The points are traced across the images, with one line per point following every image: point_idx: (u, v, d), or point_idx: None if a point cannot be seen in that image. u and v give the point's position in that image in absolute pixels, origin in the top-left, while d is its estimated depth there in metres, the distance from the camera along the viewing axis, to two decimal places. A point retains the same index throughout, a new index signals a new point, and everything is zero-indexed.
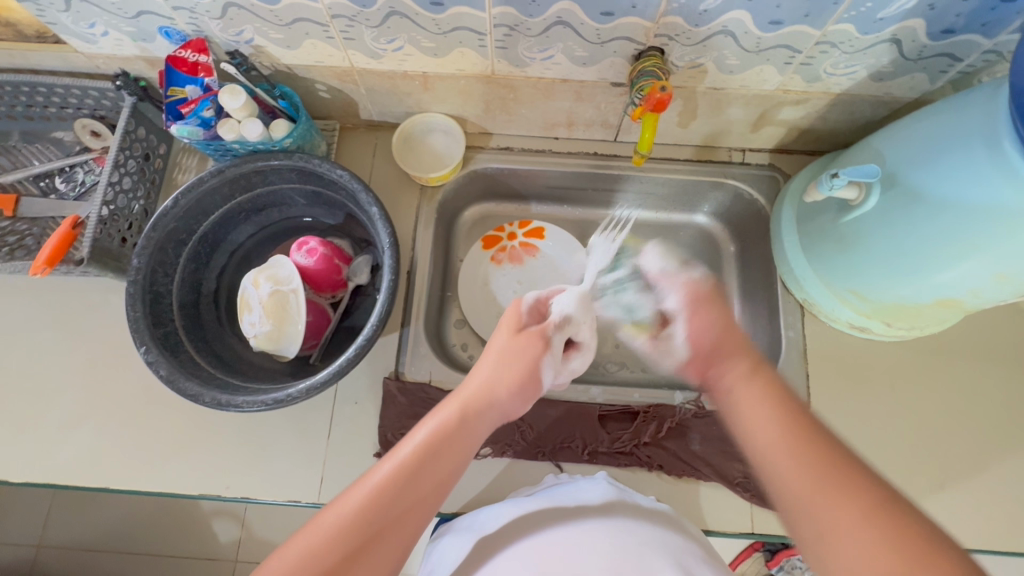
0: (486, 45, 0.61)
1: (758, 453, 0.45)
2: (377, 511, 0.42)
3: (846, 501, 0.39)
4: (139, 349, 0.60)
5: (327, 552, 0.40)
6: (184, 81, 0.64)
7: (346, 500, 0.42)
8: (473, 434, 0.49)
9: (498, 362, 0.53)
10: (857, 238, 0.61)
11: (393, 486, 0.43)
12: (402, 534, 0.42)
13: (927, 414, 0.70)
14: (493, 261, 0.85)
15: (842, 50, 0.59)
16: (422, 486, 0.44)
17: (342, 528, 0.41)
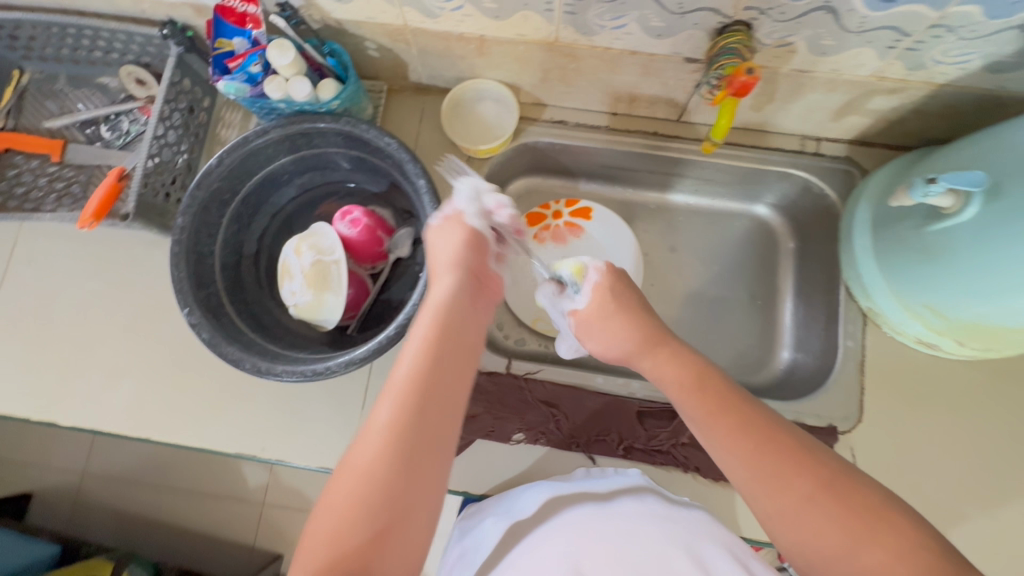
0: (554, 9, 0.56)
1: (716, 429, 0.46)
2: (416, 405, 0.41)
3: (781, 481, 0.42)
4: (183, 310, 0.59)
5: (383, 462, 0.39)
6: (232, 32, 0.61)
7: (380, 417, 0.41)
8: (468, 311, 0.50)
9: (448, 248, 0.53)
10: (945, 251, 0.55)
11: (415, 389, 0.42)
12: (447, 413, 0.43)
13: (991, 442, 0.66)
14: (535, 239, 0.81)
15: (959, 35, 0.52)
16: (443, 363, 0.44)
17: (390, 433, 0.40)
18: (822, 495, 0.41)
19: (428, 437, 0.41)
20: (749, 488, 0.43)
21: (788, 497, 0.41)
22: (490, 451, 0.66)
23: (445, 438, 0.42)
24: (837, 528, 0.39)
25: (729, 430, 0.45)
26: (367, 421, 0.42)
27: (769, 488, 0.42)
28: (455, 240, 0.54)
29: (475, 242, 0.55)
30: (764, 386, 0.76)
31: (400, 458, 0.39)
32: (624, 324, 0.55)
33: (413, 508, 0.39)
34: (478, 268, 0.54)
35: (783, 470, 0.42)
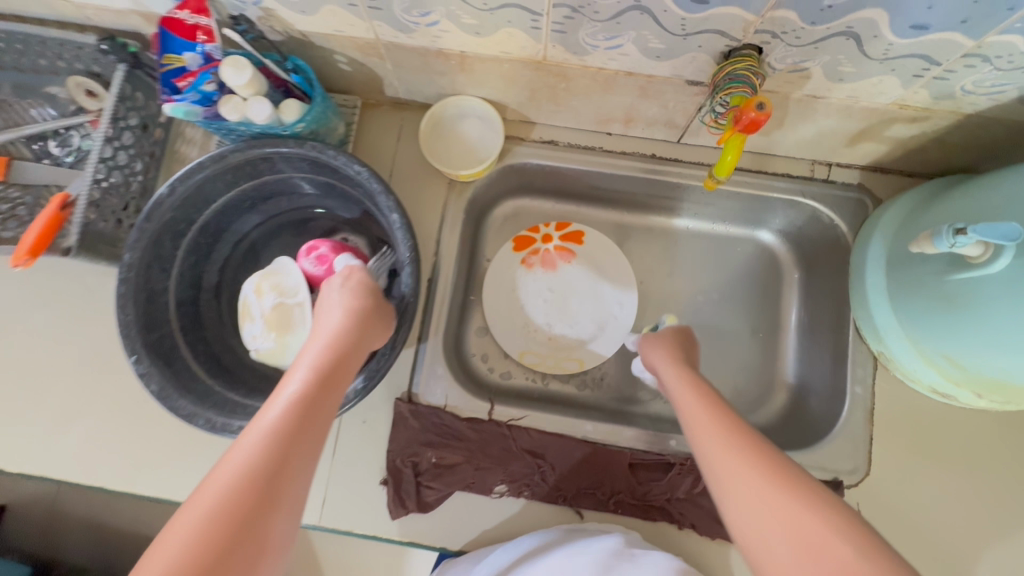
0: (541, 26, 0.50)
1: (713, 451, 0.44)
2: (273, 456, 0.36)
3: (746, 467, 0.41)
4: (130, 358, 0.54)
5: (217, 517, 0.32)
6: (180, 47, 0.54)
7: (232, 458, 0.36)
8: (352, 359, 0.47)
9: (342, 294, 0.51)
10: (968, 303, 0.50)
11: (275, 437, 0.37)
12: (310, 460, 0.38)
13: (1007, 497, 0.61)
14: (523, 264, 0.76)
15: (995, 65, 0.46)
16: (316, 412, 0.40)
17: (239, 477, 0.34)
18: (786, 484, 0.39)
19: (284, 487, 0.36)
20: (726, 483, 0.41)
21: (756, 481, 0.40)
22: (470, 503, 0.62)
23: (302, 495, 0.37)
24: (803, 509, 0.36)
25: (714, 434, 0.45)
26: (213, 470, 0.35)
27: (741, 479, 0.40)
28: (352, 288, 0.52)
29: (383, 302, 0.53)
30: (765, 428, 0.71)
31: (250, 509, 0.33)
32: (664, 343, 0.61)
33: (250, 573, 0.32)
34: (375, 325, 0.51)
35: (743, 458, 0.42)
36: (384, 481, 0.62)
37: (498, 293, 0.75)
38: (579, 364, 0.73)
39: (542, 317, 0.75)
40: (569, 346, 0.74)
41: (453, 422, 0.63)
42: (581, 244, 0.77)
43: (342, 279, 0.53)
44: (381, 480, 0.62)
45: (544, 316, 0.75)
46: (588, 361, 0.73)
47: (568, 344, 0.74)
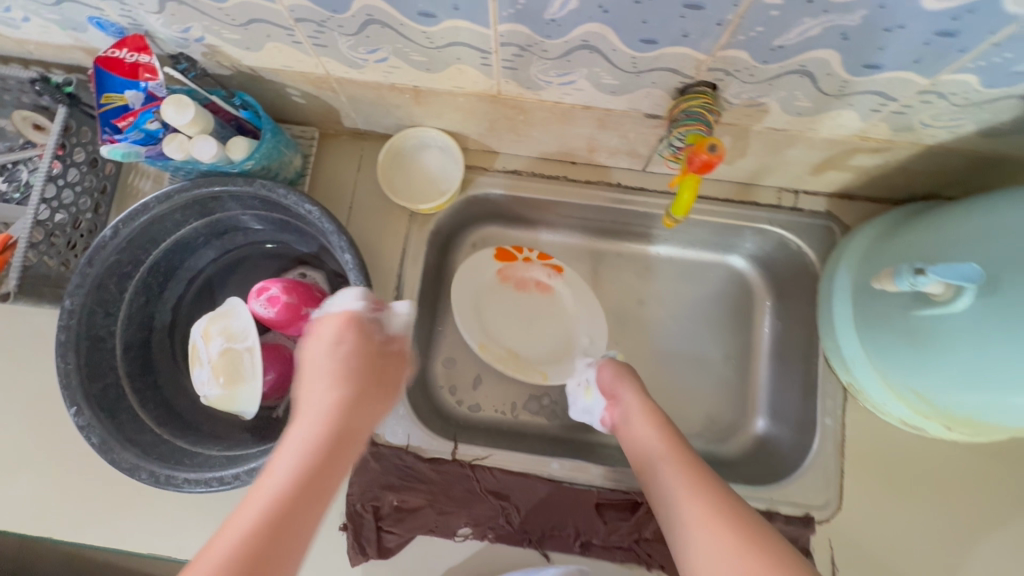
0: (491, 64, 0.48)
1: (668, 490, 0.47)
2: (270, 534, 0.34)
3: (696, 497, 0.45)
4: (70, 410, 0.52)
5: None
6: (121, 85, 0.52)
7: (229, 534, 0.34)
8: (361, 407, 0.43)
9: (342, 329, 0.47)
10: (933, 339, 0.49)
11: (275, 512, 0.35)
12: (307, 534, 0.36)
13: (982, 531, 0.60)
14: (498, 275, 0.74)
15: (951, 101, 0.45)
16: (315, 481, 0.38)
17: (235, 551, 0.33)
18: (742, 528, 0.41)
19: (287, 554, 0.35)
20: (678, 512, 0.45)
21: (708, 512, 0.43)
22: (432, 547, 0.60)
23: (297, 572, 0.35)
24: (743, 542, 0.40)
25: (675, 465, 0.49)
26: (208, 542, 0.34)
27: (696, 516, 0.44)
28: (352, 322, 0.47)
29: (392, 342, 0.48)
30: (738, 458, 0.70)
31: None
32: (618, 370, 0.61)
33: None
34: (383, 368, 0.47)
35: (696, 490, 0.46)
36: (343, 527, 0.59)
37: (465, 286, 0.72)
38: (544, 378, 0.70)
39: (511, 329, 0.73)
40: (536, 361, 0.72)
41: (416, 464, 0.60)
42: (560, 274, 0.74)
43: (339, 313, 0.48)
44: (341, 525, 0.60)
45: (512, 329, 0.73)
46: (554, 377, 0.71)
47: (534, 361, 0.72)
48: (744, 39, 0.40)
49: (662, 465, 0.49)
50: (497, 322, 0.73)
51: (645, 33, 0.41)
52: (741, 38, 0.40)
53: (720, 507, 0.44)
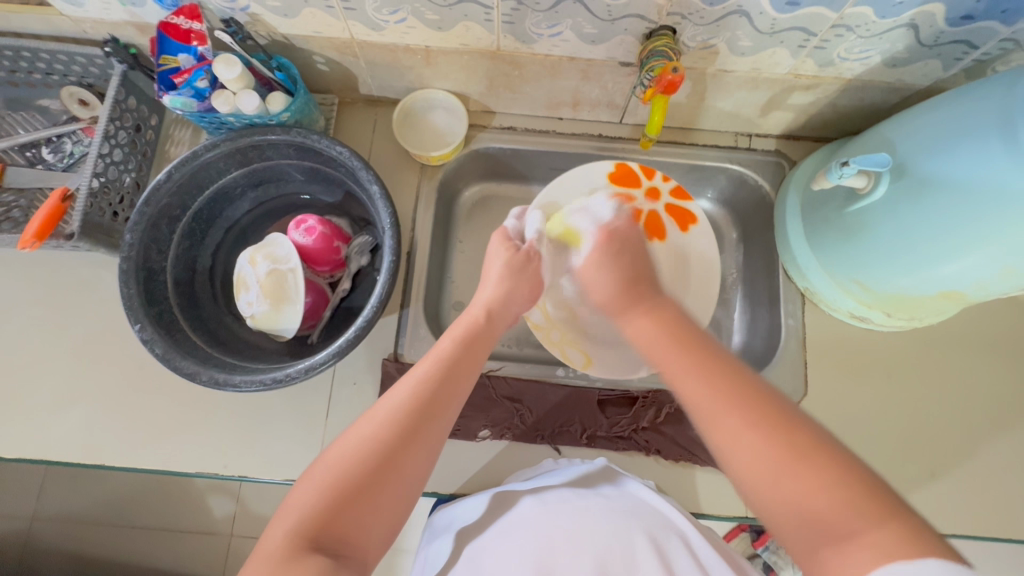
0: (493, 19, 0.59)
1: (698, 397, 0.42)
2: (404, 424, 0.44)
3: (735, 419, 0.40)
4: (134, 327, 0.58)
5: (350, 468, 0.42)
6: (176, 49, 0.61)
7: (367, 422, 0.44)
8: (482, 345, 0.53)
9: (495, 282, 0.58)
10: (863, 227, 0.60)
11: (408, 411, 0.45)
12: (437, 429, 0.46)
13: (925, 405, 0.71)
14: (612, 198, 0.72)
15: (858, 34, 0.57)
16: (444, 392, 0.47)
17: (372, 436, 0.43)
18: (774, 423, 0.39)
19: (421, 439, 0.44)
20: (723, 445, 0.40)
21: (751, 447, 0.38)
22: (456, 449, 0.67)
23: (426, 455, 0.44)
24: (820, 478, 0.36)
25: (700, 382, 0.43)
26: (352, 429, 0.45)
27: (728, 415, 0.40)
28: (506, 274, 0.59)
29: (526, 285, 0.60)
30: None
31: (378, 461, 0.42)
32: (615, 276, 0.55)
33: (377, 508, 0.41)
34: (513, 305, 0.58)
35: (736, 410, 0.40)
36: None
37: (564, 192, 0.70)
38: (584, 363, 0.68)
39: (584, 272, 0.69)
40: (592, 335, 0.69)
41: None
42: (687, 227, 0.72)
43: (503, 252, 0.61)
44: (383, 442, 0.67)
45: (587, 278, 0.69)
46: (596, 366, 0.68)
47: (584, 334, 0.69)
48: None
49: (671, 357, 0.46)
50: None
51: None
52: None
53: (747, 404, 0.40)
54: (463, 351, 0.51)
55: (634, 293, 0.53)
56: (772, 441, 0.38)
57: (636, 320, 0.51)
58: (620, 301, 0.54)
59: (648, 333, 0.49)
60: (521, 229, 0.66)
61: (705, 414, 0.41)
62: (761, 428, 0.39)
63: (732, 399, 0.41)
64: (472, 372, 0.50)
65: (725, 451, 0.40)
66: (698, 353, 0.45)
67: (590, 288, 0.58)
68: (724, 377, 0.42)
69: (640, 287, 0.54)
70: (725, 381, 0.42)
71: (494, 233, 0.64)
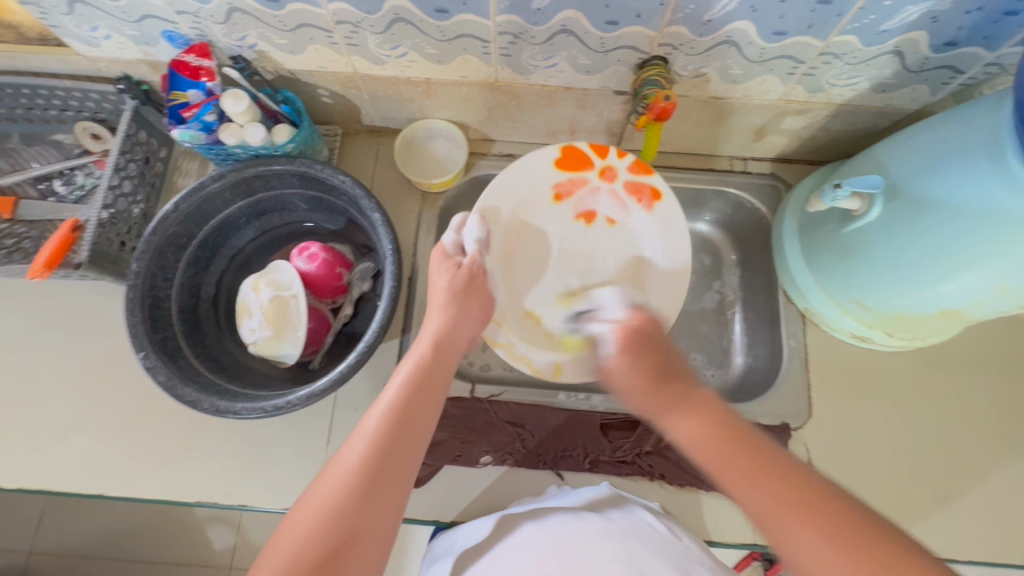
0: (491, 52, 0.61)
1: (782, 525, 0.40)
2: (360, 485, 0.43)
3: (809, 538, 0.38)
4: (138, 355, 0.58)
5: (308, 545, 0.40)
6: (186, 85, 0.64)
7: (320, 491, 0.42)
8: (437, 379, 0.50)
9: (439, 305, 0.54)
10: (860, 248, 0.61)
11: (363, 470, 0.43)
12: (396, 480, 0.44)
13: (932, 426, 0.70)
14: (557, 196, 0.65)
15: (845, 61, 0.59)
16: (398, 440, 0.45)
17: (324, 506, 0.42)
18: (869, 545, 0.37)
19: (378, 494, 0.43)
20: (805, 566, 0.38)
21: (840, 570, 0.37)
22: (458, 476, 0.67)
23: (386, 510, 0.43)
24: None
25: (773, 497, 0.40)
26: (304, 496, 0.43)
27: (834, 552, 0.37)
28: (454, 292, 0.55)
29: (472, 300, 0.56)
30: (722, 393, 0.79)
31: (334, 530, 0.41)
32: (643, 376, 0.49)
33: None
34: (465, 328, 0.55)
35: (812, 529, 0.38)
36: None
37: (517, 177, 0.65)
38: (554, 373, 0.62)
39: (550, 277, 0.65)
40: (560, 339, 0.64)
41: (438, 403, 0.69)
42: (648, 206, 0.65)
43: (451, 267, 0.56)
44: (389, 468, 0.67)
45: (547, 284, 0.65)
46: (566, 373, 0.62)
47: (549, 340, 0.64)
48: (682, 16, 0.54)
49: (746, 484, 0.42)
50: (531, 268, 0.65)
51: (608, 15, 0.54)
52: (680, 15, 0.54)
53: (840, 527, 0.38)
54: (413, 395, 0.48)
55: (672, 384, 0.48)
56: (853, 557, 0.37)
57: (678, 419, 0.47)
58: (654, 398, 0.48)
59: (700, 439, 0.45)
60: (461, 243, 0.60)
61: (779, 529, 0.40)
62: (844, 546, 0.37)
63: (802, 513, 0.39)
64: (428, 411, 0.48)
65: (808, 574, 0.38)
66: (773, 464, 0.42)
67: (621, 381, 0.51)
68: (782, 487, 0.41)
69: (669, 376, 0.49)
70: (789, 492, 0.40)
71: (432, 253, 0.58)
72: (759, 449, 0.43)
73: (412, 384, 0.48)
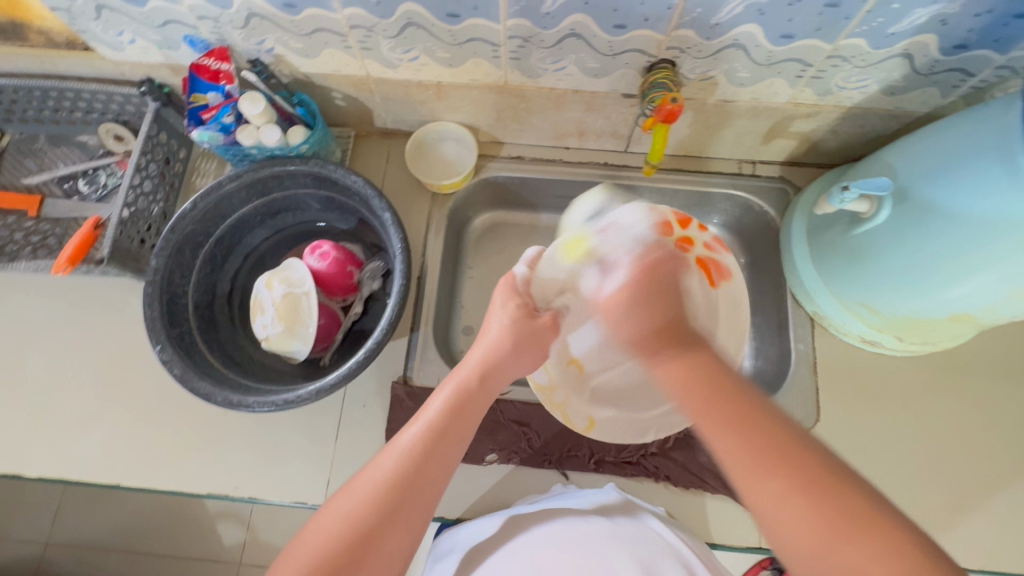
0: (500, 56, 0.63)
1: (749, 473, 0.38)
2: (383, 503, 0.43)
3: (774, 485, 0.37)
4: (155, 348, 0.60)
5: (329, 556, 0.41)
6: (206, 87, 0.66)
7: (347, 501, 0.43)
8: (475, 407, 0.50)
9: (494, 337, 0.54)
10: (868, 251, 0.60)
11: (387, 489, 0.43)
12: (418, 505, 0.44)
13: (944, 433, 0.69)
14: None
15: (853, 64, 0.59)
16: (427, 464, 0.45)
17: (348, 518, 0.42)
18: (825, 494, 0.36)
19: (402, 517, 0.43)
20: (764, 504, 0.37)
21: (799, 516, 0.36)
22: (463, 473, 0.67)
23: (406, 533, 0.43)
24: (863, 554, 0.34)
25: (746, 442, 0.38)
26: (329, 504, 0.44)
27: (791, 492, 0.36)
28: (510, 329, 0.55)
29: (529, 338, 0.55)
30: None
31: (356, 544, 0.41)
32: (640, 325, 0.45)
33: None
34: (515, 363, 0.54)
35: (784, 471, 0.37)
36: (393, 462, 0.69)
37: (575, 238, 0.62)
38: (588, 428, 0.64)
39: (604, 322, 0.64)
40: (596, 397, 0.65)
41: None
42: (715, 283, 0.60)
43: (511, 304, 0.57)
44: None
45: (601, 329, 0.64)
46: (598, 430, 0.64)
47: (585, 396, 0.65)
48: (690, 20, 0.55)
49: (705, 420, 0.40)
50: None
51: (616, 19, 0.55)
52: (687, 19, 0.55)
53: (797, 468, 0.37)
54: (450, 420, 0.48)
55: (668, 330, 0.44)
56: (816, 511, 0.35)
57: (660, 361, 0.43)
58: (646, 343, 0.45)
59: (678, 378, 0.42)
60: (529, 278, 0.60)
61: (739, 475, 0.38)
62: (816, 496, 0.36)
63: (767, 459, 0.37)
64: (462, 441, 0.48)
65: (765, 509, 0.37)
66: (731, 401, 0.40)
67: (610, 325, 0.48)
68: (755, 429, 0.38)
69: (670, 327, 0.45)
70: (763, 439, 0.38)
71: (499, 282, 0.60)
72: (723, 378, 0.41)
73: (453, 406, 0.48)
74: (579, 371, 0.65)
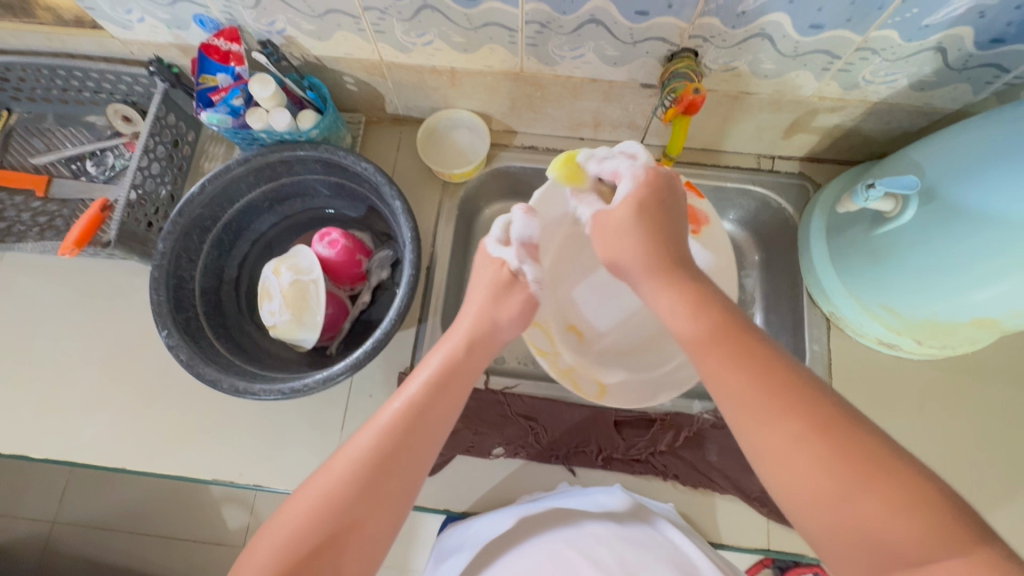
0: (517, 42, 0.61)
1: (770, 420, 0.37)
2: (363, 484, 0.41)
3: (798, 437, 0.36)
4: (161, 333, 0.59)
5: (304, 535, 0.39)
6: (216, 69, 0.64)
7: (324, 480, 0.42)
8: (458, 381, 0.49)
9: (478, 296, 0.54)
10: (892, 251, 0.59)
11: (368, 467, 0.42)
12: (397, 486, 0.43)
13: (960, 439, 0.68)
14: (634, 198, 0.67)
15: (883, 57, 0.57)
16: (407, 443, 0.44)
17: (324, 498, 0.41)
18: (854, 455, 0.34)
19: (380, 498, 0.42)
20: (785, 468, 0.36)
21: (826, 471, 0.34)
22: (469, 466, 0.67)
23: (385, 514, 0.42)
24: (881, 508, 0.32)
25: (737, 380, 0.39)
26: (308, 482, 0.43)
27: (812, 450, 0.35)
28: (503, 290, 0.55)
29: (522, 303, 0.55)
30: None
31: (330, 524, 0.40)
32: (642, 243, 0.49)
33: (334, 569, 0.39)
34: (502, 324, 0.54)
35: (796, 422, 0.36)
36: None
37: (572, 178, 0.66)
38: (599, 393, 0.65)
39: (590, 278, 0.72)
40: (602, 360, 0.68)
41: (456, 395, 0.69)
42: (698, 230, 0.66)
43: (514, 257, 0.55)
44: None
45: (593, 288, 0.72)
46: (611, 396, 0.64)
47: (593, 361, 0.68)
48: (715, 7, 0.53)
49: (717, 362, 0.41)
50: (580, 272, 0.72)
51: (638, 5, 0.53)
52: (712, 6, 0.53)
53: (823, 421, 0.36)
54: (432, 396, 0.47)
55: (666, 259, 0.48)
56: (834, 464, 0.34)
57: (669, 292, 0.46)
58: (652, 264, 0.48)
59: (682, 306, 0.44)
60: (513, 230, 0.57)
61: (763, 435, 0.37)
62: (839, 449, 0.35)
63: (792, 416, 0.37)
64: (446, 419, 0.47)
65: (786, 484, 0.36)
66: (758, 357, 0.40)
67: (609, 242, 0.52)
68: (775, 386, 0.38)
69: (680, 262, 0.48)
70: (790, 392, 0.38)
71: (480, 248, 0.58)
72: (740, 329, 0.42)
73: (435, 381, 0.47)
74: (579, 337, 0.70)
